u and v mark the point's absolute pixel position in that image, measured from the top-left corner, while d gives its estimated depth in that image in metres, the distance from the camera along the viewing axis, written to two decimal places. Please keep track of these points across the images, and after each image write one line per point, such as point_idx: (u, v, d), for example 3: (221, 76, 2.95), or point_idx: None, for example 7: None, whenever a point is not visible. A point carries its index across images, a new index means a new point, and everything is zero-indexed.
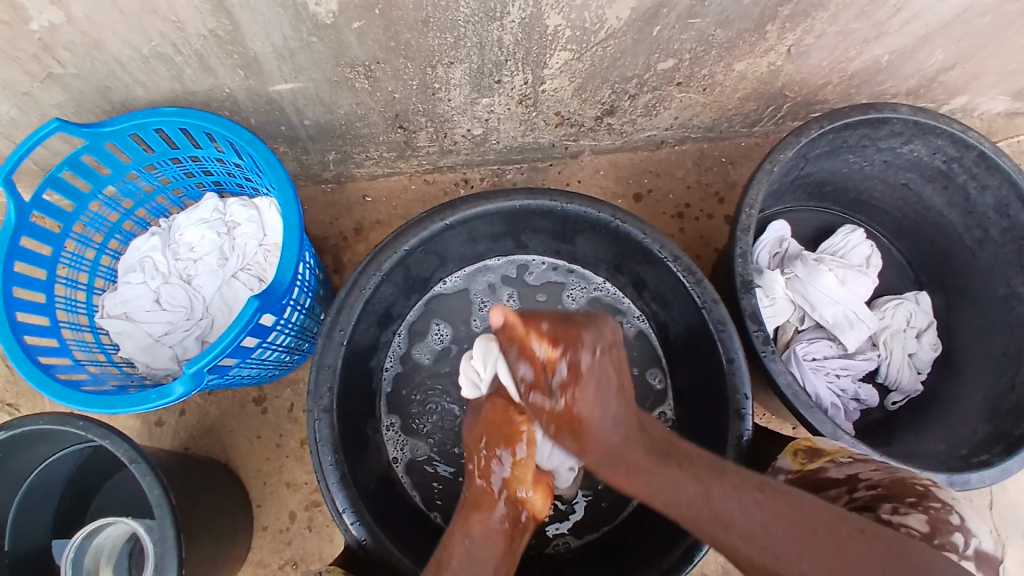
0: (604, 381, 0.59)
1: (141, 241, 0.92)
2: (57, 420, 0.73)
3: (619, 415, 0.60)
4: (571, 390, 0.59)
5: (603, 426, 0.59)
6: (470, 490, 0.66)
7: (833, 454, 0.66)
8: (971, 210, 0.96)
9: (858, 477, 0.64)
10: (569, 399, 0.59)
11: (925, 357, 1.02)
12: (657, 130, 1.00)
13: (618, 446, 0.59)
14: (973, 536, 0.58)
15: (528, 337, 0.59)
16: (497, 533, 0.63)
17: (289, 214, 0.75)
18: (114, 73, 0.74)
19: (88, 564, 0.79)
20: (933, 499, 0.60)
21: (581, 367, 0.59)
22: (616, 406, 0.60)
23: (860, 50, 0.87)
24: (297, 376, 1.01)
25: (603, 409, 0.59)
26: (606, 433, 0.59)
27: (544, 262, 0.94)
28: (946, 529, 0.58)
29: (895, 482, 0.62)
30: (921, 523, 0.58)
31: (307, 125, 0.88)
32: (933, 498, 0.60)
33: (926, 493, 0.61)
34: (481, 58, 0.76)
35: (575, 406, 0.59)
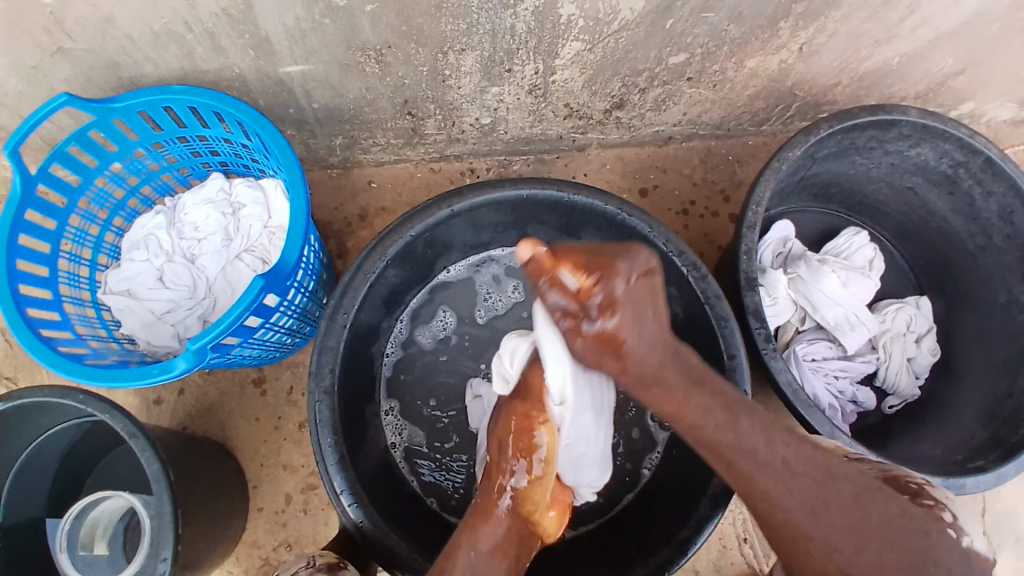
0: (643, 313, 0.56)
1: (146, 219, 0.92)
2: (58, 393, 0.73)
3: (655, 339, 0.57)
4: (608, 314, 0.55)
5: (642, 356, 0.57)
6: (482, 495, 0.64)
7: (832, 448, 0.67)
8: (975, 216, 0.96)
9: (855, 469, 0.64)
10: (608, 322, 0.55)
11: (924, 361, 1.02)
12: (665, 125, 1.00)
13: (657, 368, 0.58)
14: (965, 534, 0.57)
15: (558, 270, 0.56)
16: (505, 544, 0.61)
17: (296, 196, 0.75)
18: (124, 49, 0.74)
19: (84, 537, 0.80)
20: (926, 497, 0.60)
21: (616, 295, 0.55)
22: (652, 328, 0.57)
23: (871, 52, 0.87)
24: (297, 360, 1.01)
25: (644, 337, 0.57)
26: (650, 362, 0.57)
27: None
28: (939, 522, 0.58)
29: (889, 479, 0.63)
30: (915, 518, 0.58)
31: (316, 108, 0.87)
32: (927, 495, 0.60)
33: (921, 491, 0.61)
34: (493, 45, 0.76)
35: (618, 334, 0.56)
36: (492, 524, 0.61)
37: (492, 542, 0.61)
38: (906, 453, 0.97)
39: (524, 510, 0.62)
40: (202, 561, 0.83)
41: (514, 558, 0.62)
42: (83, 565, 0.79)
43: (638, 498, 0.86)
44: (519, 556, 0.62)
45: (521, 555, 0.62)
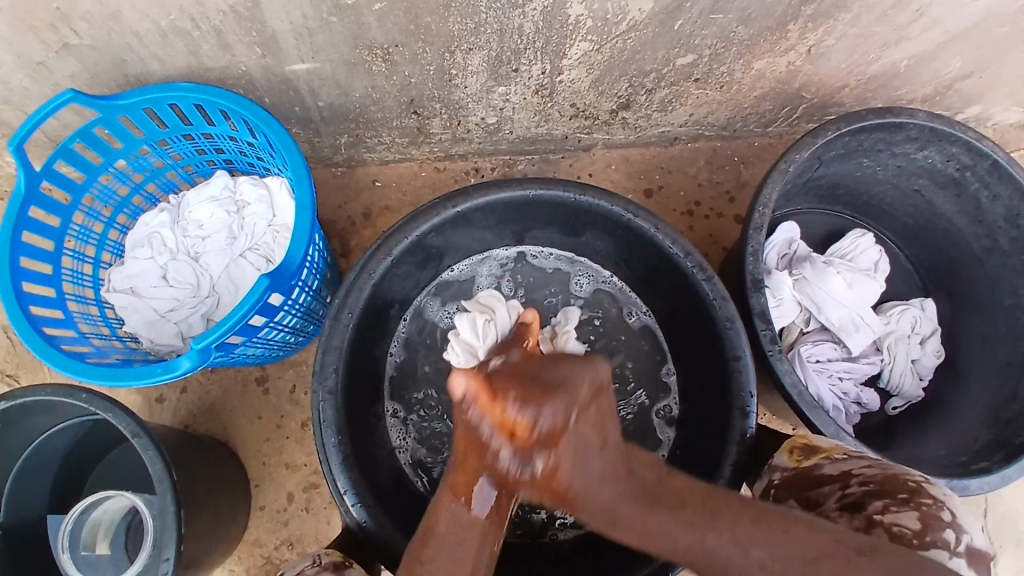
0: (586, 440, 0.50)
1: (149, 216, 0.91)
2: (62, 392, 0.73)
3: (606, 474, 0.50)
4: (545, 450, 0.49)
5: (596, 489, 0.49)
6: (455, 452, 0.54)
7: (828, 450, 0.66)
8: (980, 219, 0.96)
9: (853, 475, 0.63)
10: (542, 455, 0.49)
11: (928, 362, 1.02)
12: (671, 126, 1.00)
13: (610, 502, 0.49)
14: (964, 533, 0.58)
15: (489, 409, 0.49)
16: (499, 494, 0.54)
17: (302, 194, 0.75)
18: (130, 46, 0.74)
19: (85, 537, 0.79)
20: (924, 496, 0.60)
21: (558, 430, 0.49)
22: (599, 460, 0.50)
23: (879, 54, 0.86)
24: (300, 358, 1.01)
25: (591, 468, 0.50)
26: (593, 488, 0.50)
27: (552, 253, 0.94)
28: (937, 526, 0.58)
29: (887, 478, 0.62)
30: (913, 520, 0.59)
31: (321, 106, 0.87)
32: (924, 494, 0.61)
33: (918, 489, 0.61)
34: (500, 45, 0.76)
35: (556, 463, 0.49)
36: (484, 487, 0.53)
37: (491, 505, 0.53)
38: (910, 453, 0.96)
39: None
40: (203, 559, 0.83)
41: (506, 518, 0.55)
42: (85, 565, 0.78)
43: None
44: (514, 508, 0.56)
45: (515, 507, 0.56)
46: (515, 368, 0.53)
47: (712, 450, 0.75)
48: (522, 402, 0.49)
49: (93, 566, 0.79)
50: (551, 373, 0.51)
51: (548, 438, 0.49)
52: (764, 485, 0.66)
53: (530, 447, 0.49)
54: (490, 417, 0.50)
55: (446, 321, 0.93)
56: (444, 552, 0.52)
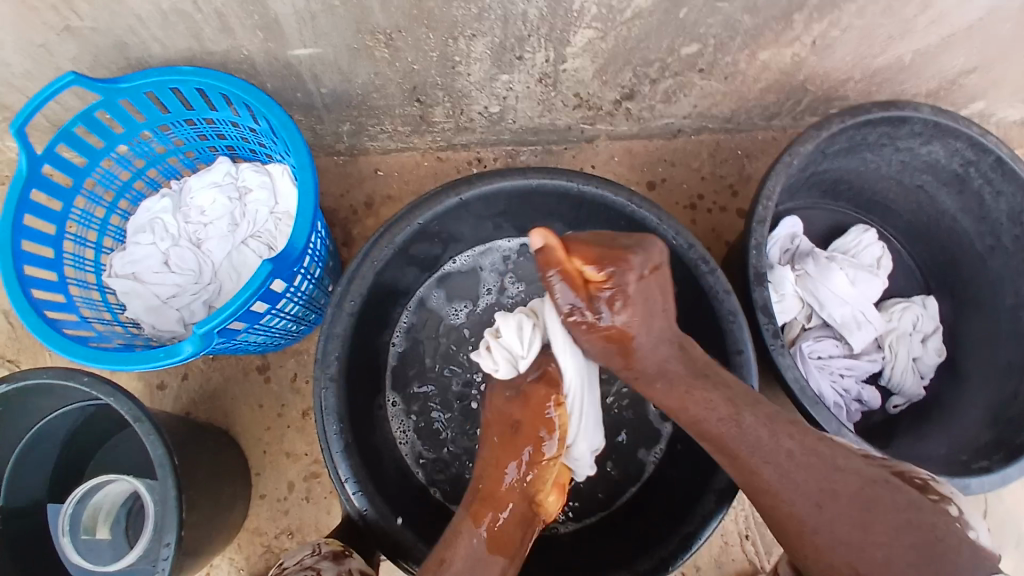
0: (653, 301, 0.62)
1: (152, 202, 0.91)
2: (62, 375, 0.73)
3: (661, 333, 0.63)
4: (618, 308, 0.61)
5: (649, 350, 0.62)
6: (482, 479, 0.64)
7: None
8: (984, 216, 0.96)
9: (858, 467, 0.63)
10: (618, 317, 0.61)
11: (929, 361, 1.01)
12: (675, 118, 0.99)
13: (665, 360, 0.62)
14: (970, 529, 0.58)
15: (565, 261, 0.61)
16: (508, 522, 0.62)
17: (304, 178, 0.74)
18: (132, 29, 0.73)
19: (86, 521, 0.79)
20: (931, 493, 0.60)
21: (627, 287, 0.61)
22: (658, 321, 0.63)
23: (884, 47, 0.86)
24: (301, 348, 1.01)
25: (647, 331, 0.62)
26: (648, 347, 0.62)
27: None
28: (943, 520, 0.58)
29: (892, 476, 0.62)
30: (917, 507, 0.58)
31: (324, 93, 0.87)
32: (931, 491, 0.61)
33: (925, 486, 0.61)
34: (504, 32, 0.75)
35: (627, 328, 0.62)
36: (493, 510, 0.62)
37: (496, 529, 0.61)
38: (911, 452, 0.96)
39: (529, 494, 0.63)
40: (203, 547, 0.83)
41: (513, 550, 0.62)
42: (84, 549, 0.79)
43: (641, 493, 0.85)
44: (523, 539, 0.63)
45: (524, 540, 0.62)
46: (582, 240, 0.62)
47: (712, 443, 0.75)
48: (597, 257, 0.61)
49: (93, 550, 0.79)
50: (606, 250, 0.62)
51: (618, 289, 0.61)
52: None
53: (605, 304, 0.61)
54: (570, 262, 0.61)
55: (451, 317, 0.93)
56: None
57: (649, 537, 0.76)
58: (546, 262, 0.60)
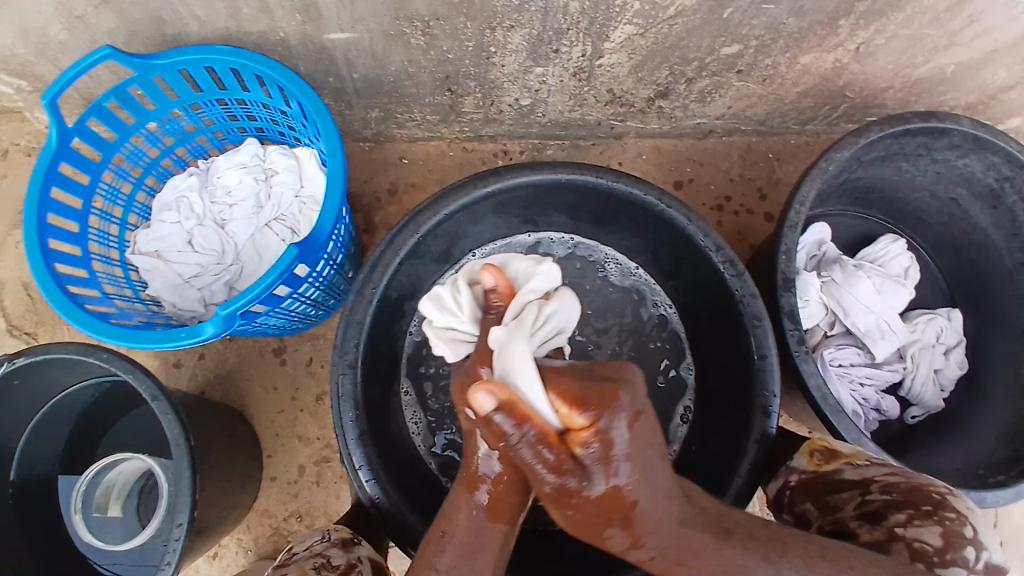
0: (648, 448, 0.48)
1: (179, 180, 0.91)
2: (82, 350, 0.73)
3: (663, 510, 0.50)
4: (608, 467, 0.46)
5: (658, 511, 0.49)
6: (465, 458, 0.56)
7: (849, 456, 0.65)
8: (1016, 232, 0.94)
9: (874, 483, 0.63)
10: (606, 478, 0.46)
11: (950, 374, 1.00)
12: (707, 118, 0.98)
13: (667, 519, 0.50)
14: (984, 549, 0.58)
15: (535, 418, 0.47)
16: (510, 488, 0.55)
17: (334, 164, 0.73)
18: (170, 4, 0.73)
19: (99, 498, 0.80)
20: (948, 510, 0.59)
21: (611, 439, 0.46)
22: (661, 477, 0.49)
23: (928, 57, 0.84)
24: (318, 332, 1.01)
25: (653, 486, 0.48)
26: (654, 516, 0.49)
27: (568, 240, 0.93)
28: (958, 543, 0.58)
29: (911, 489, 0.61)
30: (935, 537, 0.58)
31: (355, 78, 0.86)
32: (948, 508, 0.60)
33: (943, 502, 0.60)
34: (543, 24, 0.74)
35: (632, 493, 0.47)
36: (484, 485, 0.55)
37: (491, 499, 0.55)
38: (924, 465, 0.95)
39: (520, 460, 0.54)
40: (213, 527, 0.83)
41: (512, 515, 0.56)
42: (97, 527, 0.79)
43: None
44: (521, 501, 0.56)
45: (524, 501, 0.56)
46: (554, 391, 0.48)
47: (732, 441, 0.74)
48: (576, 393, 0.47)
49: (105, 529, 0.80)
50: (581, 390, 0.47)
51: (610, 442, 0.46)
52: (781, 486, 0.67)
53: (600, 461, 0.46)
54: (543, 418, 0.47)
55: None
56: (457, 551, 0.55)
57: None
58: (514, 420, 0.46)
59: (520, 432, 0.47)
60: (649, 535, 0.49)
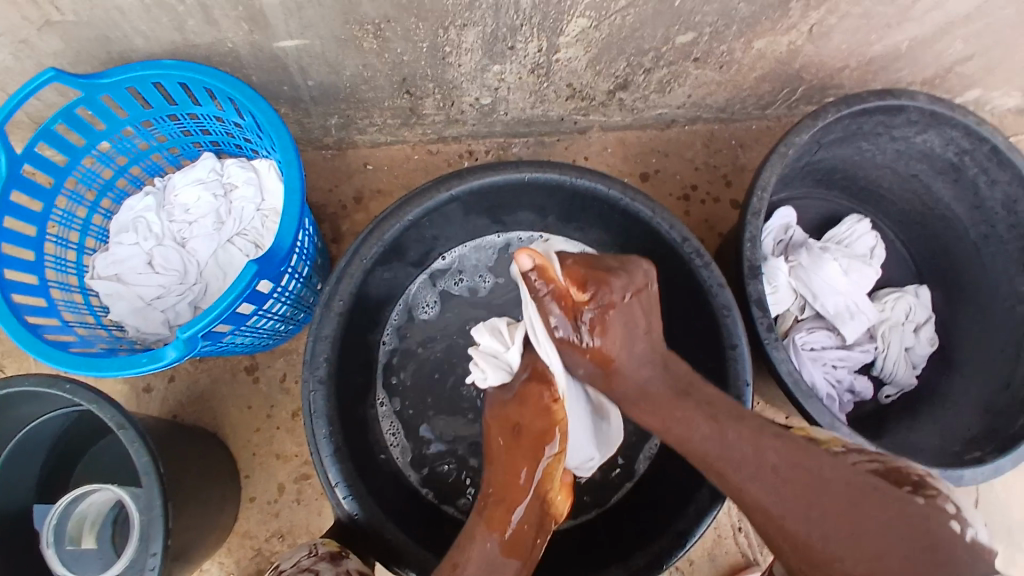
0: (633, 320, 0.60)
1: (135, 201, 0.89)
2: (45, 382, 0.71)
3: (645, 356, 0.61)
4: (602, 330, 0.60)
5: (630, 368, 0.60)
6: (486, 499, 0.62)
7: None
8: (978, 205, 0.95)
9: None
10: (601, 337, 0.60)
11: (921, 351, 1.01)
12: (668, 108, 0.98)
13: (643, 384, 0.60)
14: None
15: (556, 277, 0.60)
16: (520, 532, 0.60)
17: (291, 176, 0.72)
18: (113, 22, 0.71)
19: (71, 531, 0.78)
20: None
21: (611, 305, 0.59)
22: (641, 344, 0.61)
23: (881, 35, 0.85)
24: (290, 347, 0.99)
25: (628, 344, 0.60)
26: (630, 366, 0.60)
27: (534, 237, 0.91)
28: None
29: None
30: None
31: (310, 85, 0.85)
32: None
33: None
34: (497, 21, 0.73)
35: (609, 353, 0.60)
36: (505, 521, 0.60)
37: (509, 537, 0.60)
38: (902, 441, 0.96)
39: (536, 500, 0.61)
40: (193, 552, 0.81)
41: (526, 552, 0.60)
42: (70, 559, 0.77)
43: (635, 489, 0.84)
44: (535, 543, 0.61)
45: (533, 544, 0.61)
46: (573, 266, 0.61)
47: None
48: (582, 278, 0.60)
49: (79, 560, 0.78)
50: (589, 270, 0.61)
51: (601, 314, 0.59)
52: None
53: (601, 317, 0.59)
54: (559, 280, 0.60)
55: (421, 311, 0.91)
56: None
57: (645, 536, 0.74)
58: (542, 279, 0.60)
59: (545, 289, 0.60)
60: (636, 381, 0.60)
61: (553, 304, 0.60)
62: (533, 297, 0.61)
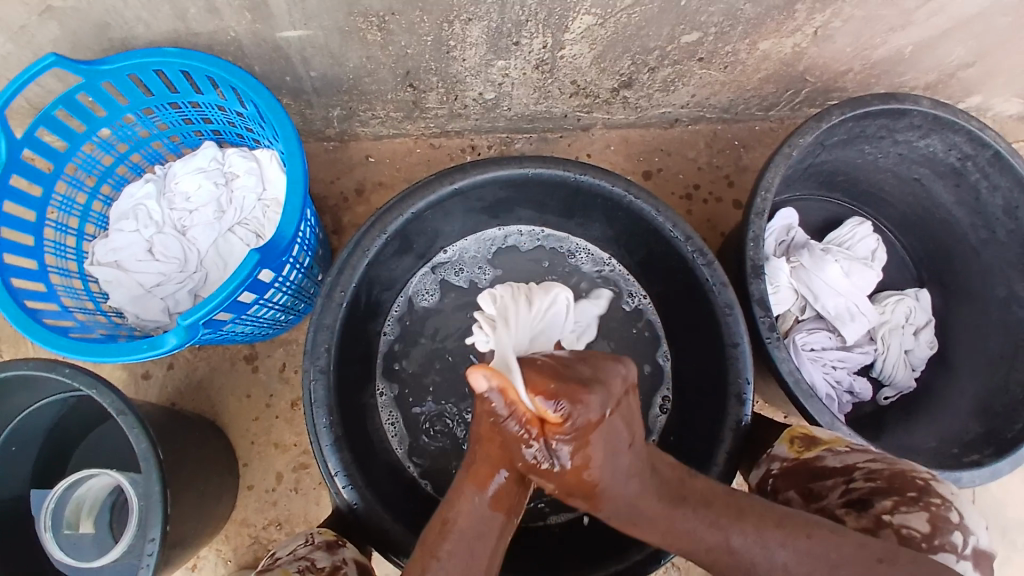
0: (615, 438, 0.50)
1: (135, 188, 0.89)
2: (44, 366, 0.70)
3: (631, 470, 0.51)
4: (580, 452, 0.49)
5: (616, 488, 0.51)
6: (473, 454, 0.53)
7: (829, 443, 0.66)
8: (980, 210, 0.95)
9: (858, 469, 0.63)
10: (580, 459, 0.49)
11: (921, 353, 1.01)
12: (672, 107, 0.98)
13: (634, 498, 0.51)
14: (971, 535, 0.59)
15: (518, 400, 0.49)
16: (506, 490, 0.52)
17: (293, 166, 0.72)
18: (115, 9, 0.71)
19: (69, 516, 0.78)
20: (933, 496, 0.61)
21: (589, 428, 0.48)
22: (626, 458, 0.51)
23: (886, 38, 0.85)
24: (289, 337, 0.99)
25: (616, 467, 0.50)
26: (615, 488, 0.51)
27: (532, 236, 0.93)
28: (946, 528, 0.59)
29: (894, 476, 0.62)
30: (922, 522, 0.59)
31: (313, 76, 0.84)
32: (933, 494, 0.61)
33: (927, 488, 0.61)
34: (501, 16, 0.73)
35: (591, 477, 0.50)
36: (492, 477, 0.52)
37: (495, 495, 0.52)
38: (899, 443, 0.96)
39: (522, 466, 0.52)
40: (191, 539, 0.82)
41: (513, 506, 0.53)
42: (67, 545, 0.77)
43: None
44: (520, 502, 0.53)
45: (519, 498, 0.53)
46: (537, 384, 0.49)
47: (708, 426, 0.75)
48: (551, 391, 0.48)
49: (76, 546, 0.78)
50: (560, 384, 0.49)
51: (579, 435, 0.48)
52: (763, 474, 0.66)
53: (575, 444, 0.48)
54: (524, 404, 0.49)
55: (421, 299, 0.91)
56: (458, 545, 0.50)
57: None
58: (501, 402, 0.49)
59: (509, 411, 0.49)
60: (624, 493, 0.51)
61: (519, 430, 0.49)
62: (492, 418, 0.50)
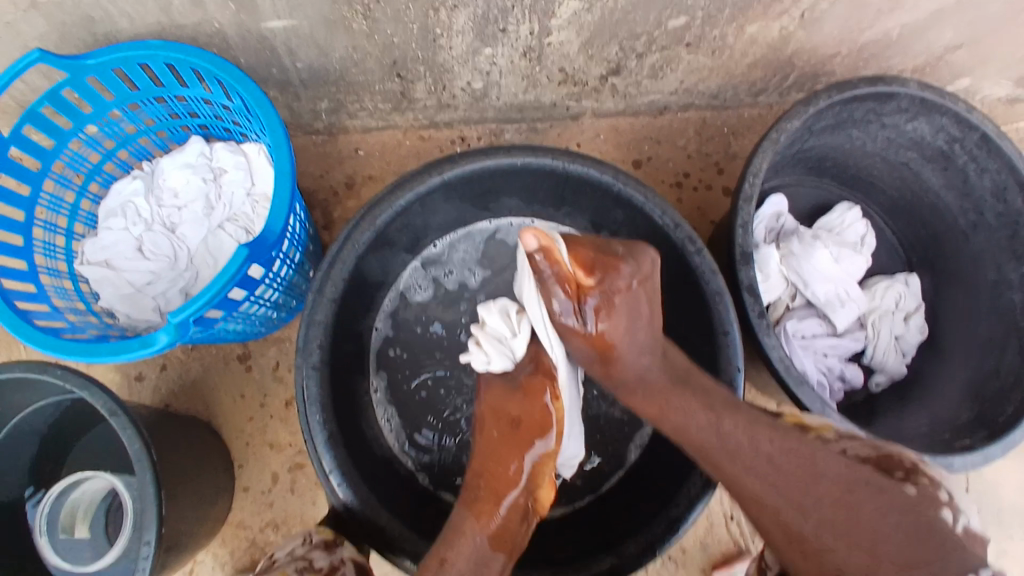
0: (636, 311, 0.63)
1: (123, 185, 0.88)
2: (35, 367, 0.69)
3: (645, 344, 0.64)
4: (605, 316, 0.62)
5: (631, 356, 0.64)
6: (477, 489, 0.63)
7: (827, 426, 0.66)
8: (968, 193, 0.95)
9: None
10: (603, 325, 0.62)
11: (912, 339, 1.02)
12: (661, 94, 0.98)
13: (644, 372, 0.65)
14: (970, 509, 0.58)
15: (560, 261, 0.61)
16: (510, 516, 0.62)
17: (280, 157, 0.72)
18: (98, 2, 0.70)
19: (63, 520, 0.78)
20: (932, 472, 0.60)
21: (614, 293, 0.62)
22: (643, 332, 0.64)
23: (873, 21, 0.85)
24: (282, 336, 0.99)
25: (635, 345, 0.64)
26: (629, 355, 0.64)
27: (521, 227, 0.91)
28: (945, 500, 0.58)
29: (894, 454, 0.62)
30: None
31: (299, 68, 0.84)
32: (932, 470, 0.60)
33: (927, 465, 0.61)
34: (487, 2, 0.73)
35: (610, 340, 0.63)
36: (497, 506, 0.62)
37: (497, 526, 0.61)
38: (894, 427, 0.96)
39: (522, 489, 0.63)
40: (186, 542, 0.81)
41: (512, 542, 0.61)
42: (64, 548, 0.77)
43: (627, 476, 0.84)
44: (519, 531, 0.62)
45: (518, 532, 0.62)
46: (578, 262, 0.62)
47: None
48: (589, 262, 0.62)
49: (73, 549, 0.77)
50: (595, 258, 0.62)
51: (607, 297, 0.62)
52: None
53: (602, 304, 0.62)
54: (564, 264, 0.61)
55: (415, 294, 0.91)
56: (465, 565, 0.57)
57: (640, 521, 0.74)
58: (546, 260, 0.61)
59: (550, 269, 0.61)
60: (636, 361, 0.64)
61: (558, 297, 0.62)
62: (537, 278, 0.62)
